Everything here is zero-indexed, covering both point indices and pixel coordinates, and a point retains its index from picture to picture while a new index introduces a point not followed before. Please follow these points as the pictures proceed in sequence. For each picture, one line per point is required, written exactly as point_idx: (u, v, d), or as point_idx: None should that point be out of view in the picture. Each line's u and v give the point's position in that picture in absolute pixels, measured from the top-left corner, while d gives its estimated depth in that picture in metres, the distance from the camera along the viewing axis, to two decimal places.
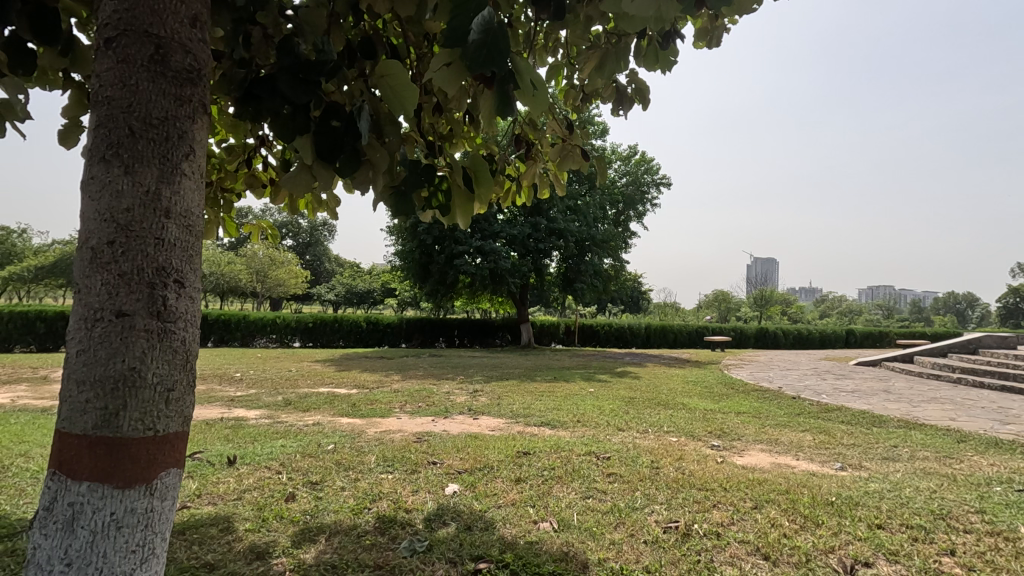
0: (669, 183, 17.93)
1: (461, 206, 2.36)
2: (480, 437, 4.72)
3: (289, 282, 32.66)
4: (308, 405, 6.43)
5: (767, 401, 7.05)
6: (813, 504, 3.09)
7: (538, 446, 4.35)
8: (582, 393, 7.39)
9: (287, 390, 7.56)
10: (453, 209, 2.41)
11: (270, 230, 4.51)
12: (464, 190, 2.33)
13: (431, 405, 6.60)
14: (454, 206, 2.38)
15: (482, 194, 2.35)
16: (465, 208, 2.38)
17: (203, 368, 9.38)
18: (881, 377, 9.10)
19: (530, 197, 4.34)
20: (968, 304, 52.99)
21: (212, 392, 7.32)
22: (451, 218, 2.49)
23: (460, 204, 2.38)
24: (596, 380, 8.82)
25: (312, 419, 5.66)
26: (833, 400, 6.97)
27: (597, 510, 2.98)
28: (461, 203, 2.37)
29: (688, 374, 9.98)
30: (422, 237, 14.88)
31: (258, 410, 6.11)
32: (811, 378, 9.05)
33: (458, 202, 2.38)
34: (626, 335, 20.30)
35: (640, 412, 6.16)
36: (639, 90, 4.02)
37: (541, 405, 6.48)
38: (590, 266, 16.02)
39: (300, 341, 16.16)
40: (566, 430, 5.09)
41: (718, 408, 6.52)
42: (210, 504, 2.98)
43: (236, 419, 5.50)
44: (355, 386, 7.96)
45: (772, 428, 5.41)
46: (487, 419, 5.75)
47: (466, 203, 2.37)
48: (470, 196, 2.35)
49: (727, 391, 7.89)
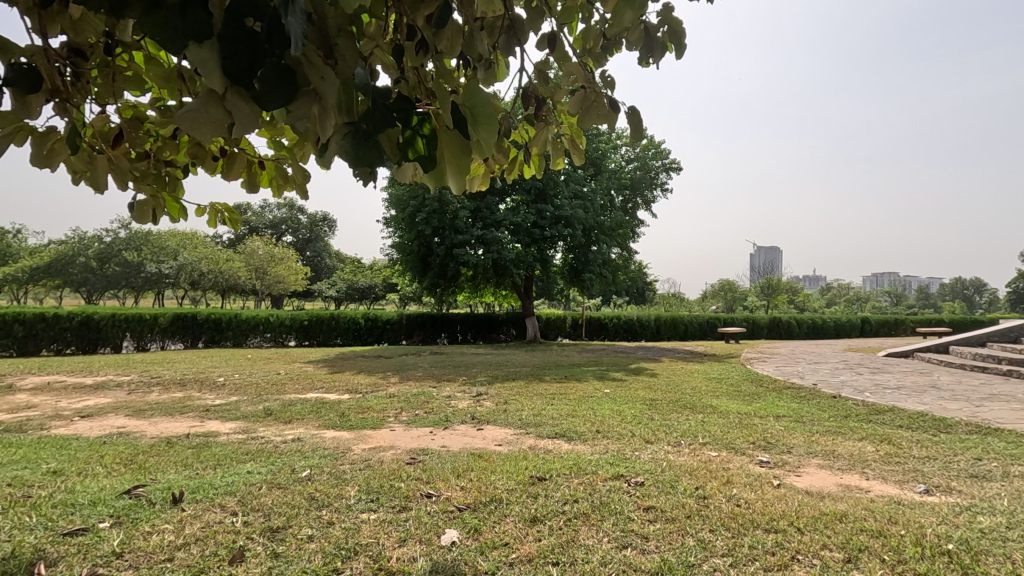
0: (679, 168, 17.14)
1: (451, 157, 1.60)
2: (485, 455, 3.99)
3: (290, 279, 31.85)
4: (292, 414, 5.71)
5: (805, 400, 6.31)
6: (926, 556, 2.36)
7: (556, 469, 3.62)
8: (598, 395, 6.65)
9: (271, 397, 6.84)
10: (441, 164, 1.64)
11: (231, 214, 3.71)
12: (455, 132, 1.59)
13: (430, 412, 5.88)
14: (442, 160, 1.62)
15: (484, 141, 1.60)
16: (457, 161, 1.62)
17: (185, 372, 8.66)
18: (921, 369, 8.39)
19: (542, 168, 3.61)
20: (977, 289, 52.44)
21: (188, 401, 6.60)
22: (438, 176, 1.69)
23: (450, 155, 1.62)
24: (611, 378, 8.08)
25: (292, 433, 4.94)
26: (880, 398, 6.23)
27: (639, 570, 2.26)
28: (450, 155, 1.62)
29: (709, 369, 9.22)
30: (421, 227, 14.06)
31: (234, 423, 5.39)
32: (845, 373, 8.29)
33: (446, 153, 1.62)
34: (635, 328, 19.56)
35: (668, 417, 5.43)
36: (676, 34, 3.19)
37: (554, 410, 5.75)
38: (598, 255, 15.23)
39: (295, 339, 15.36)
40: (586, 445, 4.35)
41: (754, 411, 5.78)
42: (130, 569, 2.25)
43: (204, 436, 4.77)
44: (348, 390, 7.24)
45: (823, 436, 4.67)
46: (493, 429, 5.02)
47: (460, 156, 1.61)
48: (466, 144, 1.59)
49: (757, 389, 7.14)
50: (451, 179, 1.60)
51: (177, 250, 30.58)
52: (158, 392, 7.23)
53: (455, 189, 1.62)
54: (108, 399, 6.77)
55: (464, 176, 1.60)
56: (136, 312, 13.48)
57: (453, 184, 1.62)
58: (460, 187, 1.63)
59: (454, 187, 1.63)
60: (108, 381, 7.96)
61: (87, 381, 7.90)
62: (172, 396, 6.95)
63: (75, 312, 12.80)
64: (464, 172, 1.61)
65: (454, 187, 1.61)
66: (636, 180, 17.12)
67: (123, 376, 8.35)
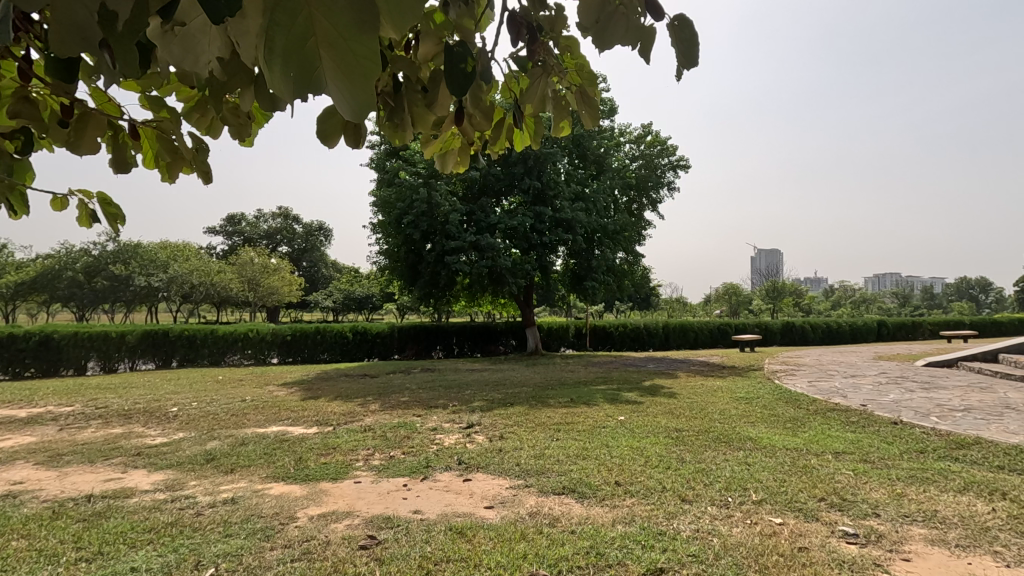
0: (686, 165, 16.03)
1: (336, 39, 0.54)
2: (467, 533, 2.93)
3: (284, 290, 30.93)
4: (238, 460, 4.64)
5: (862, 429, 5.24)
6: None
7: (565, 561, 2.55)
8: (612, 426, 5.57)
9: (224, 432, 5.76)
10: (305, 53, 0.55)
11: (104, 197, 2.64)
12: None
13: (409, 454, 4.81)
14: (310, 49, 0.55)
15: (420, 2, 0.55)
16: (354, 53, 0.57)
17: (137, 400, 7.57)
18: (979, 384, 7.31)
19: (541, 138, 2.68)
20: (982, 288, 51.69)
21: (122, 441, 5.51)
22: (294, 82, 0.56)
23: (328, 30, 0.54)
24: (624, 401, 7.00)
25: (228, 492, 3.87)
26: (951, 425, 5.17)
27: None
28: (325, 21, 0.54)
29: (732, 386, 8.15)
30: (409, 232, 12.93)
31: (162, 475, 4.31)
32: (894, 390, 7.19)
33: (317, 21, 0.54)
34: (642, 336, 18.48)
35: (702, 458, 4.35)
36: None
37: (560, 450, 4.66)
38: (601, 261, 14.19)
39: (277, 356, 14.21)
40: (604, 510, 3.29)
41: (805, 446, 4.69)
42: None
43: (109, 500, 3.69)
44: (317, 422, 6.17)
45: (910, 487, 3.58)
46: (483, 481, 3.96)
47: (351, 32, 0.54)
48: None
49: (798, 413, 6.06)
50: (327, 84, 0.59)
51: (167, 263, 29.42)
52: (94, 428, 6.15)
53: (342, 116, 0.62)
54: (30, 439, 5.69)
55: (370, 87, 0.60)
56: (102, 330, 12.44)
57: (337, 94, 0.61)
58: (356, 111, 0.62)
59: (339, 105, 0.62)
60: (44, 413, 6.86)
61: (20, 415, 6.81)
62: (110, 433, 5.88)
63: (33, 331, 11.79)
64: (368, 78, 0.60)
65: (341, 110, 0.61)
66: (641, 180, 16.06)
67: (64, 406, 7.25)
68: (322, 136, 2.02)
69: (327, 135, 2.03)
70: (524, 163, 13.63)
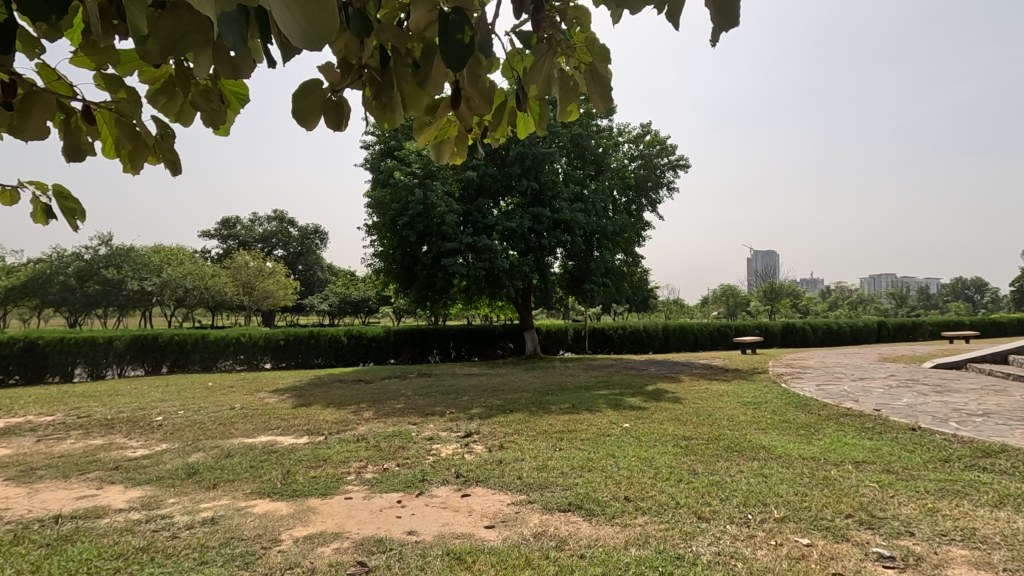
0: (686, 165, 15.82)
1: None
2: (467, 560, 2.67)
3: (279, 293, 31.61)
4: (222, 474, 4.35)
5: (880, 436, 4.99)
6: None
7: None
8: (617, 434, 5.32)
9: (209, 443, 5.48)
10: None
11: (59, 187, 2.36)
12: None
13: (404, 466, 4.54)
14: None
15: None
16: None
17: (121, 409, 7.27)
18: (993, 387, 7.08)
19: (546, 124, 2.42)
20: (977, 289, 51.67)
21: (100, 453, 5.22)
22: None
23: None
24: (627, 407, 6.75)
25: (208, 511, 3.59)
26: (973, 432, 4.92)
27: None
28: None
29: (738, 390, 7.91)
30: (404, 234, 12.67)
31: (140, 492, 4.03)
32: (906, 394, 6.96)
33: None
34: (642, 338, 18.27)
35: (715, 470, 4.09)
36: None
37: (563, 461, 4.40)
38: (600, 262, 13.97)
39: (271, 361, 13.91)
40: (615, 530, 3.04)
41: (823, 455, 4.43)
42: None
43: (78, 521, 3.41)
44: (308, 431, 5.90)
45: (943, 501, 3.33)
46: (482, 496, 3.70)
47: None
48: None
49: (809, 419, 5.81)
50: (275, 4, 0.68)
51: (161, 267, 28.98)
52: (73, 440, 5.85)
53: (291, 39, 0.71)
54: (4, 452, 5.38)
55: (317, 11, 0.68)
56: (89, 335, 12.13)
57: (283, 17, 0.69)
58: (301, 35, 0.71)
59: (287, 28, 0.70)
60: (22, 424, 6.55)
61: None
62: (90, 445, 5.59)
63: (18, 337, 11.48)
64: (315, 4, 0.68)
65: (290, 37, 0.70)
66: (641, 180, 15.84)
67: (45, 416, 6.94)
68: (298, 118, 1.76)
69: (304, 117, 1.77)
70: (522, 162, 13.37)
